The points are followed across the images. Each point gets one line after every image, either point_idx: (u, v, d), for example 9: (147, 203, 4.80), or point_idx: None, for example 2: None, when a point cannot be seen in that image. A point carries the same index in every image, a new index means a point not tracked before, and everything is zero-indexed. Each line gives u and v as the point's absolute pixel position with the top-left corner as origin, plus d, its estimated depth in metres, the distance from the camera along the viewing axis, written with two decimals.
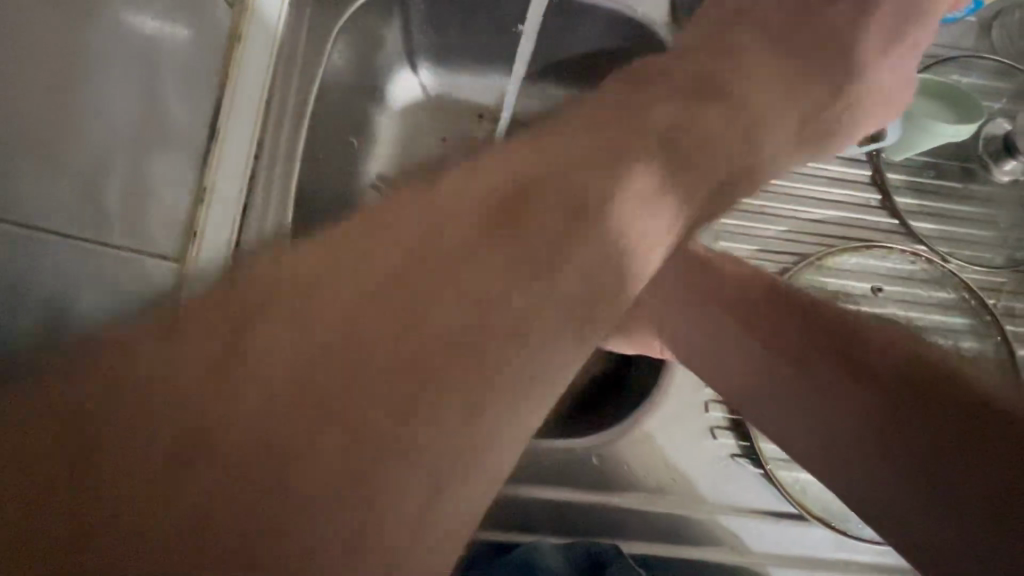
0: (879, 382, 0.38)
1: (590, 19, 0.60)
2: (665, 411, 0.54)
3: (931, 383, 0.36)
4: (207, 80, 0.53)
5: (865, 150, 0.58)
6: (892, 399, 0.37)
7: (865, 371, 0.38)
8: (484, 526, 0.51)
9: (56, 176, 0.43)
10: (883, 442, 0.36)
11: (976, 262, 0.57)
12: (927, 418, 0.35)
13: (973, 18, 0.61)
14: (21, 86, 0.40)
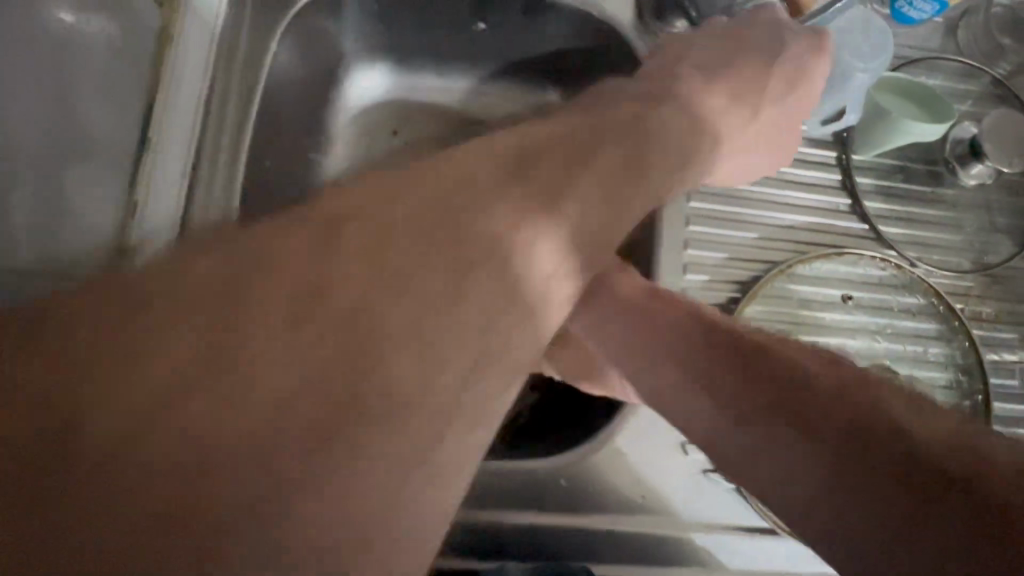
0: (835, 435, 0.32)
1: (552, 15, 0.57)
2: (636, 427, 0.52)
3: (890, 430, 0.31)
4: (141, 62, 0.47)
5: (828, 132, 0.57)
6: (847, 447, 0.31)
7: (823, 427, 0.32)
8: (449, 556, 0.48)
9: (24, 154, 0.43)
10: (864, 481, 0.30)
11: (943, 267, 0.57)
12: (882, 451, 0.30)
13: (939, 19, 0.60)
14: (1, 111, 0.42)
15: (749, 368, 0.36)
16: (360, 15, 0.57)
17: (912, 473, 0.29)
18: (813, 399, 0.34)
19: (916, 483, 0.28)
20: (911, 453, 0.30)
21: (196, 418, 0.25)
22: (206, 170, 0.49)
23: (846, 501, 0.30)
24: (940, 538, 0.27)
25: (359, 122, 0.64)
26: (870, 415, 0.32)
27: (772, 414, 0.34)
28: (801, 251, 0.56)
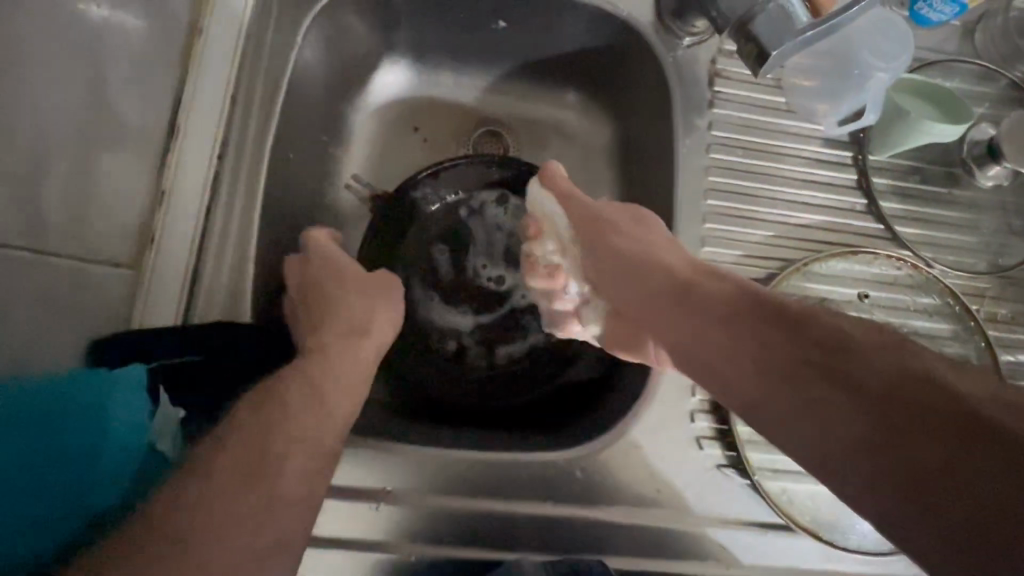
0: (850, 403, 0.29)
1: (573, 14, 0.58)
2: (651, 421, 0.53)
3: (912, 387, 0.28)
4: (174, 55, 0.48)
5: (845, 133, 0.57)
6: (865, 414, 0.28)
7: (833, 398, 0.30)
8: (463, 545, 0.49)
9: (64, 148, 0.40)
10: (886, 448, 0.27)
11: (960, 267, 0.57)
12: (906, 413, 0.27)
13: (956, 22, 0.61)
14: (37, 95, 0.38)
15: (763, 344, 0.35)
16: (383, 12, 0.58)
17: (949, 439, 0.25)
18: (827, 366, 0.31)
19: (950, 435, 0.25)
20: (944, 408, 0.26)
21: (187, 497, 0.33)
22: (231, 161, 0.49)
23: (874, 471, 0.27)
24: (982, 497, 0.23)
25: (376, 117, 0.64)
26: (892, 374, 0.29)
27: (785, 390, 0.32)
28: (817, 249, 0.56)
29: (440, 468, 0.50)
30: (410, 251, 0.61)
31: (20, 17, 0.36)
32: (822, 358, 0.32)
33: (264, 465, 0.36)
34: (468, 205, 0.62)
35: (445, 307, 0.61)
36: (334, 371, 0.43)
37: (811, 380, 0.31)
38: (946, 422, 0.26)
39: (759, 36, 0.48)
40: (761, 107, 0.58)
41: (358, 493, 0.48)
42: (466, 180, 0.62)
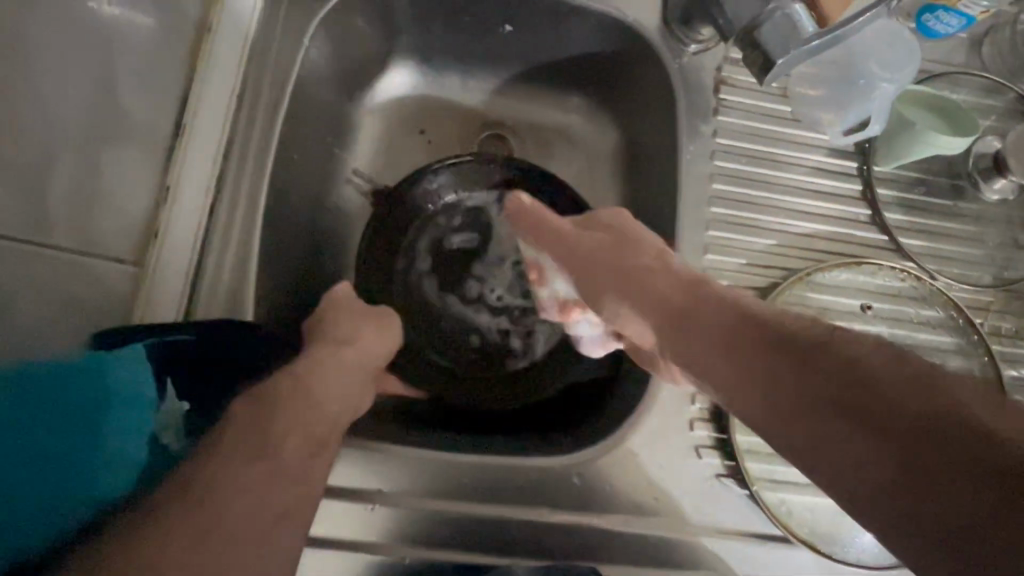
0: (868, 443, 0.27)
1: (579, 19, 0.58)
2: (648, 429, 0.52)
3: (936, 424, 0.25)
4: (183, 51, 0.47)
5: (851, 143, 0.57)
6: (887, 457, 0.26)
7: (850, 437, 0.27)
8: (456, 549, 0.48)
9: (68, 147, 0.40)
10: (914, 498, 0.24)
11: (964, 280, 0.56)
12: (932, 455, 0.24)
13: (964, 34, 0.60)
14: (43, 96, 0.39)
15: (769, 370, 0.32)
16: (391, 14, 0.58)
17: (987, 489, 0.23)
18: (839, 400, 0.29)
19: (986, 482, 0.23)
20: (974, 448, 0.24)
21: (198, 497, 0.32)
22: (235, 160, 0.49)
23: (905, 522, 0.24)
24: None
25: (381, 118, 0.64)
26: (912, 409, 0.26)
27: (801, 426, 0.30)
28: (820, 259, 0.56)
29: (434, 471, 0.50)
30: (426, 241, 0.62)
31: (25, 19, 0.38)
32: (836, 391, 0.29)
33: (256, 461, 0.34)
34: (475, 202, 0.62)
35: (450, 301, 0.62)
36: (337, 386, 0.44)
37: (824, 416, 0.29)
38: (980, 467, 0.23)
39: (765, 45, 0.48)
40: (766, 115, 0.58)
41: (351, 494, 0.48)
42: (472, 179, 0.62)
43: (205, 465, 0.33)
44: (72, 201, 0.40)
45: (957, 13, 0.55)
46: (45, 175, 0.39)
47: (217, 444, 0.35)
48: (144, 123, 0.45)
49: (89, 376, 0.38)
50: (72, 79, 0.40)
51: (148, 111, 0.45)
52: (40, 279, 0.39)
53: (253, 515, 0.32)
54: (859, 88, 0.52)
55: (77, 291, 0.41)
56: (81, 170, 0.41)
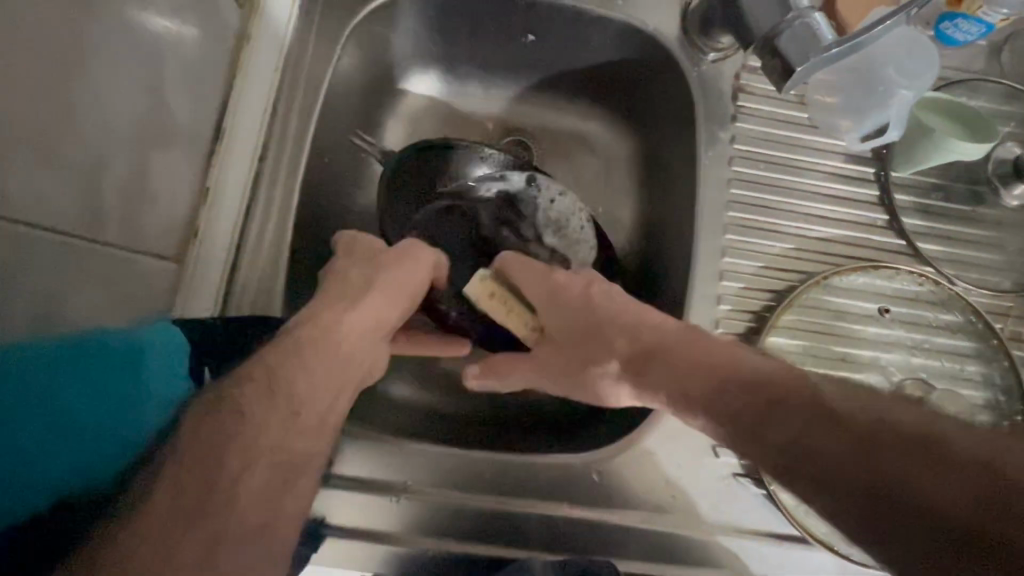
0: (846, 479, 0.33)
1: (600, 28, 0.59)
2: (666, 429, 0.53)
3: (896, 462, 0.32)
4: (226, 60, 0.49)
5: (868, 148, 0.58)
6: (861, 488, 0.33)
7: (834, 471, 0.34)
8: (476, 541, 0.50)
9: (122, 148, 0.41)
10: (887, 522, 0.31)
11: (984, 285, 0.57)
12: (900, 489, 0.31)
13: (983, 41, 0.61)
14: (100, 96, 0.39)
15: (765, 418, 0.38)
16: (418, 25, 0.61)
17: (932, 518, 0.30)
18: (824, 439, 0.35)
19: (937, 515, 0.30)
20: (927, 488, 0.31)
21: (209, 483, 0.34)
22: (270, 165, 0.52)
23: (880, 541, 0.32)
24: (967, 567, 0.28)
25: (408, 122, 0.66)
26: (879, 448, 0.33)
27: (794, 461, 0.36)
28: (837, 263, 0.56)
29: (456, 466, 0.51)
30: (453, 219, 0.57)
31: (95, 27, 0.38)
32: (818, 435, 0.36)
33: (252, 442, 0.37)
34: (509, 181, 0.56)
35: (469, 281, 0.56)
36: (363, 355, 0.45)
37: (809, 455, 0.35)
38: (933, 501, 0.30)
39: (784, 53, 0.49)
40: (784, 121, 0.59)
41: (376, 486, 0.50)
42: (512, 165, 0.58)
43: (193, 452, 0.35)
44: (123, 199, 0.41)
45: (976, 20, 0.56)
46: (100, 174, 0.39)
47: (207, 436, 0.36)
48: (189, 126, 0.46)
49: (132, 354, 0.40)
50: (129, 80, 0.40)
51: (193, 116, 0.46)
52: (89, 277, 0.40)
53: (256, 500, 0.35)
54: (878, 95, 0.53)
55: (122, 285, 0.42)
56: (132, 171, 0.41)
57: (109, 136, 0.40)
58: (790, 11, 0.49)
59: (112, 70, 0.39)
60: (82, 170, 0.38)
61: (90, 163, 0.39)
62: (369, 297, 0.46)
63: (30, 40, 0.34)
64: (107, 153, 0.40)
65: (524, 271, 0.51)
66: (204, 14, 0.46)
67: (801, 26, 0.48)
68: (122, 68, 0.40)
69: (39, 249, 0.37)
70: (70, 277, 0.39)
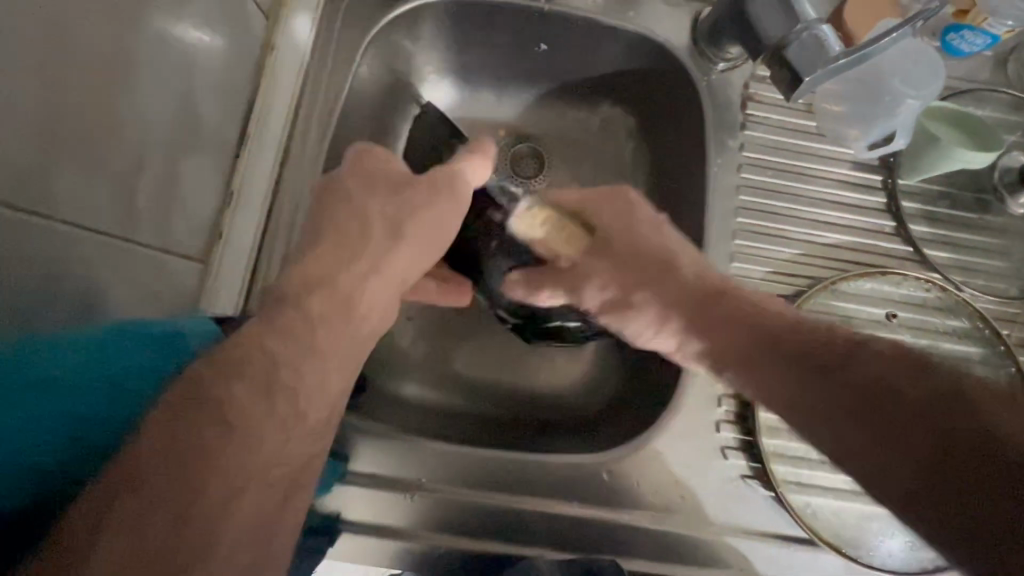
0: (884, 423, 0.32)
1: (612, 38, 0.61)
2: (675, 430, 0.54)
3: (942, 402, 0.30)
4: (251, 69, 0.51)
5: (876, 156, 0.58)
6: (897, 432, 0.31)
7: (869, 416, 0.33)
8: (487, 537, 0.51)
9: (156, 152, 0.41)
10: (922, 460, 0.30)
11: (991, 292, 0.57)
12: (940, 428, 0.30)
13: (989, 53, 0.62)
14: (141, 101, 0.39)
15: (798, 370, 0.37)
16: (435, 35, 0.63)
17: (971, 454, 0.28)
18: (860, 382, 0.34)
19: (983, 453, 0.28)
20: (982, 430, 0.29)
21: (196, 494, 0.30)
22: (291, 169, 0.55)
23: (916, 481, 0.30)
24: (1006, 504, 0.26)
25: None
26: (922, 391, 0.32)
27: (831, 410, 0.35)
28: (845, 269, 0.57)
29: (469, 464, 0.52)
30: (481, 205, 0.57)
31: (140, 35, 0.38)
32: (855, 378, 0.34)
33: (261, 440, 0.33)
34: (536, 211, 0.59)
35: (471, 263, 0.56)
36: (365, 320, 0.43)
37: (847, 404, 0.34)
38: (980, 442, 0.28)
39: (792, 63, 0.51)
40: (792, 129, 0.60)
41: (390, 482, 0.51)
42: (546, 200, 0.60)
43: (179, 449, 0.30)
44: (156, 202, 0.42)
45: (981, 33, 0.57)
46: (138, 177, 0.40)
47: (192, 434, 0.31)
48: (215, 131, 0.48)
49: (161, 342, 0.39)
50: (166, 86, 0.41)
51: (219, 122, 0.48)
52: (123, 278, 0.41)
53: (262, 501, 0.32)
54: (884, 104, 0.54)
55: (151, 284, 0.43)
56: (164, 175, 0.43)
57: (148, 141, 0.40)
58: (799, 23, 0.50)
59: (154, 77, 0.40)
60: (123, 174, 0.39)
61: (131, 167, 0.39)
62: (390, 243, 0.45)
63: (90, 51, 0.34)
64: (144, 157, 0.40)
65: (589, 194, 0.50)
66: (234, 24, 0.48)
67: (809, 37, 0.50)
68: (162, 74, 0.41)
69: (93, 249, 0.38)
70: (107, 277, 0.39)
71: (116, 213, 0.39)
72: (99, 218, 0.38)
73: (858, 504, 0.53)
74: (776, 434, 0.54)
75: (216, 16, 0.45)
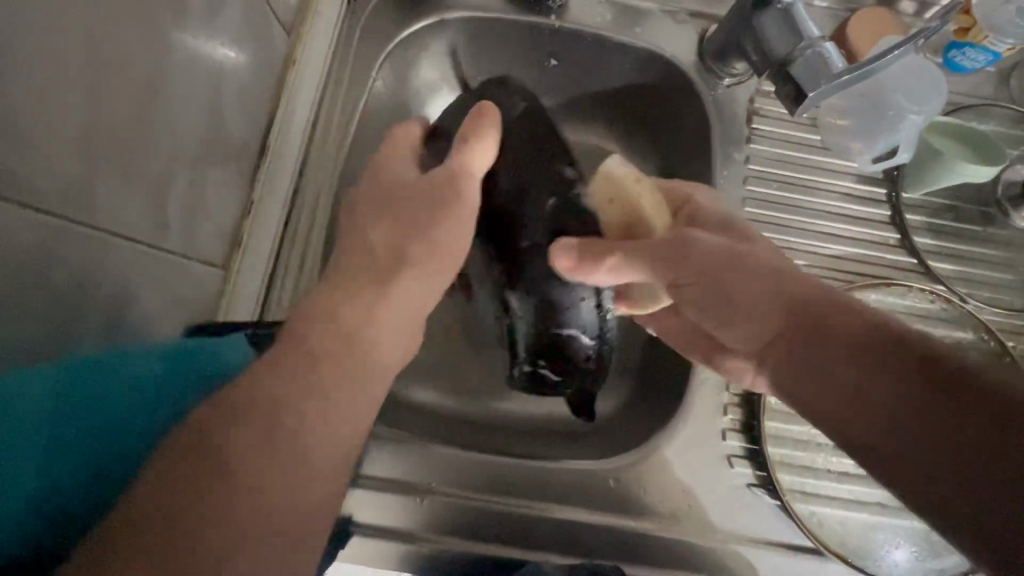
0: (955, 427, 0.29)
1: (621, 53, 0.63)
2: (682, 438, 0.55)
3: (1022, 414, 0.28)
4: (273, 85, 0.53)
5: (880, 169, 0.59)
6: (957, 431, 0.29)
7: (936, 422, 0.30)
8: (495, 542, 0.51)
9: (183, 164, 0.43)
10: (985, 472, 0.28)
11: (996, 304, 0.58)
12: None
13: (991, 69, 0.63)
14: (170, 113, 0.41)
15: (852, 364, 0.34)
16: (448, 51, 0.65)
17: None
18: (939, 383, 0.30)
19: None
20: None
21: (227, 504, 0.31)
22: (308, 179, 0.57)
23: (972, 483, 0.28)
24: None
25: None
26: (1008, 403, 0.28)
27: (887, 405, 0.32)
28: (851, 280, 0.58)
29: (479, 469, 0.53)
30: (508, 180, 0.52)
31: (172, 51, 0.40)
32: (926, 376, 0.31)
33: (283, 452, 0.34)
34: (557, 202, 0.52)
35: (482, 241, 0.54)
36: (393, 332, 0.42)
37: (916, 400, 0.31)
38: None
39: (798, 79, 0.52)
40: (798, 143, 0.61)
41: (400, 486, 0.52)
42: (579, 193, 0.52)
43: (205, 459, 0.32)
44: (185, 211, 0.44)
45: (983, 49, 0.58)
46: (167, 186, 0.42)
47: (222, 448, 0.32)
48: (240, 143, 0.50)
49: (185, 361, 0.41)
50: (194, 100, 0.43)
51: (243, 135, 0.50)
52: (153, 285, 0.42)
53: (287, 503, 0.33)
54: (887, 120, 0.55)
55: (178, 288, 0.45)
56: (190, 184, 0.44)
57: (176, 152, 0.42)
58: (804, 40, 0.51)
59: (184, 92, 0.42)
60: (155, 183, 0.40)
61: (161, 177, 0.41)
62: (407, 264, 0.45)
63: (127, 66, 0.36)
64: (173, 167, 0.42)
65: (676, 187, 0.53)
66: (259, 42, 0.50)
67: (814, 54, 0.51)
68: (190, 91, 0.42)
69: (125, 254, 0.39)
70: (138, 283, 0.41)
71: (147, 220, 0.40)
72: (132, 224, 0.39)
73: (864, 513, 0.54)
74: (780, 442, 0.55)
75: (242, 33, 0.47)
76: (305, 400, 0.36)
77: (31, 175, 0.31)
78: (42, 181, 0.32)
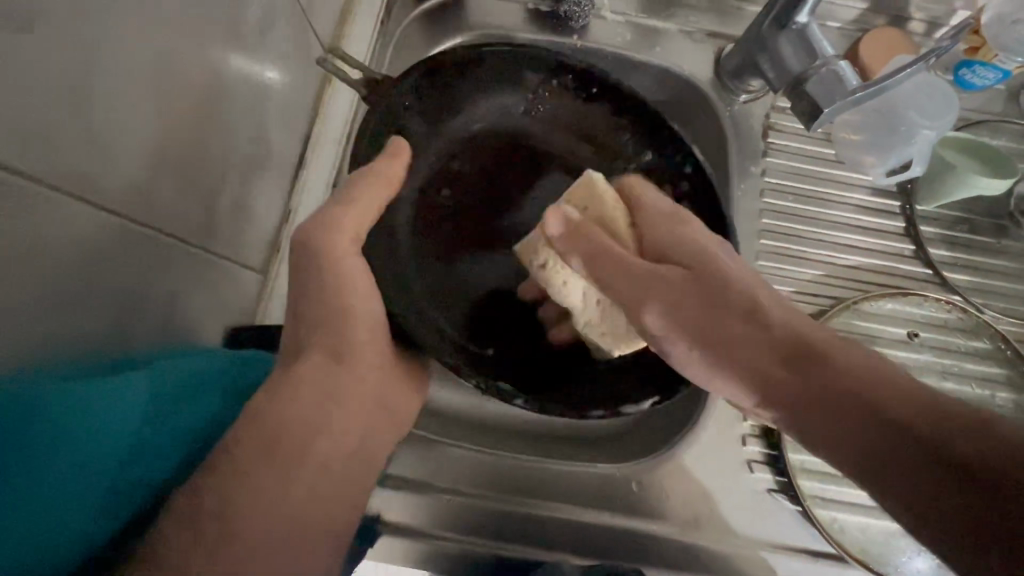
0: (867, 433, 0.34)
1: (641, 70, 0.65)
2: (703, 443, 0.56)
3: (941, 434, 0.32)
4: (311, 100, 0.56)
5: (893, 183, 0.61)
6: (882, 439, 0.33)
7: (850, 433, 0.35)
8: (516, 543, 0.52)
9: (231, 174, 0.46)
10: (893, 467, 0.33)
11: (1011, 315, 0.59)
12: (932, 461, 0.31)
13: (1001, 87, 0.65)
14: (219, 125, 0.43)
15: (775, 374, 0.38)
16: None
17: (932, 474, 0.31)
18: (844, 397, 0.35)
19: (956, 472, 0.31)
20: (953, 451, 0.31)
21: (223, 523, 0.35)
22: None
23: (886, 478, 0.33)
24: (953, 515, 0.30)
25: None
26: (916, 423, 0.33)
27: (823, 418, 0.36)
28: (866, 290, 0.59)
29: (503, 471, 0.55)
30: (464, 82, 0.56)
31: (225, 67, 0.43)
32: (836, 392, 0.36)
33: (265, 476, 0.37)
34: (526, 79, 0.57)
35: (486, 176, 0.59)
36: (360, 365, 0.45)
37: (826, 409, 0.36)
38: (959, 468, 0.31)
39: (815, 96, 0.54)
40: (815, 157, 0.63)
41: (424, 486, 0.53)
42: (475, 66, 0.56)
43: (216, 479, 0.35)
44: (230, 218, 0.46)
45: (993, 67, 0.60)
46: (217, 195, 0.44)
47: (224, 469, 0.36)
48: (280, 155, 0.52)
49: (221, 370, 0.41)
50: (242, 114, 0.46)
51: (283, 147, 0.53)
52: (200, 288, 0.44)
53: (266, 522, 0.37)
54: (900, 135, 0.57)
55: (222, 291, 0.47)
56: (236, 192, 0.47)
57: (225, 162, 0.45)
58: (819, 58, 0.53)
59: (233, 105, 0.44)
60: (206, 191, 0.43)
61: (212, 185, 0.43)
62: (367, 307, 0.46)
63: (186, 82, 0.39)
64: (222, 177, 0.44)
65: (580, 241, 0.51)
66: (300, 59, 0.53)
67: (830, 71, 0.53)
68: (239, 104, 0.45)
69: (178, 256, 0.41)
70: (189, 285, 0.43)
71: (196, 225, 0.43)
72: (183, 227, 0.41)
73: (884, 521, 0.54)
74: (800, 448, 0.56)
75: (286, 52, 0.50)
76: (284, 428, 0.39)
77: (102, 176, 0.34)
78: (112, 184, 0.34)
